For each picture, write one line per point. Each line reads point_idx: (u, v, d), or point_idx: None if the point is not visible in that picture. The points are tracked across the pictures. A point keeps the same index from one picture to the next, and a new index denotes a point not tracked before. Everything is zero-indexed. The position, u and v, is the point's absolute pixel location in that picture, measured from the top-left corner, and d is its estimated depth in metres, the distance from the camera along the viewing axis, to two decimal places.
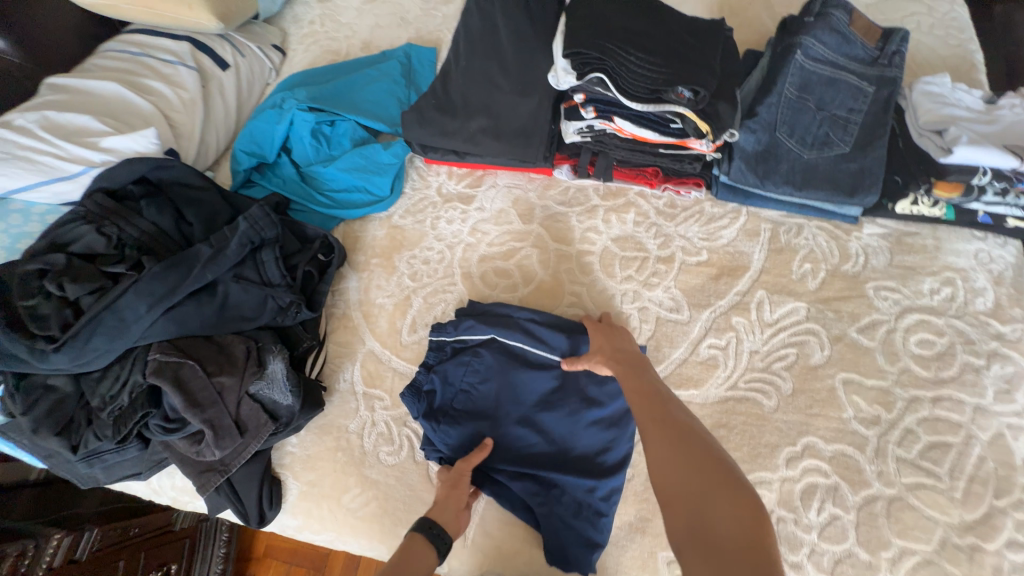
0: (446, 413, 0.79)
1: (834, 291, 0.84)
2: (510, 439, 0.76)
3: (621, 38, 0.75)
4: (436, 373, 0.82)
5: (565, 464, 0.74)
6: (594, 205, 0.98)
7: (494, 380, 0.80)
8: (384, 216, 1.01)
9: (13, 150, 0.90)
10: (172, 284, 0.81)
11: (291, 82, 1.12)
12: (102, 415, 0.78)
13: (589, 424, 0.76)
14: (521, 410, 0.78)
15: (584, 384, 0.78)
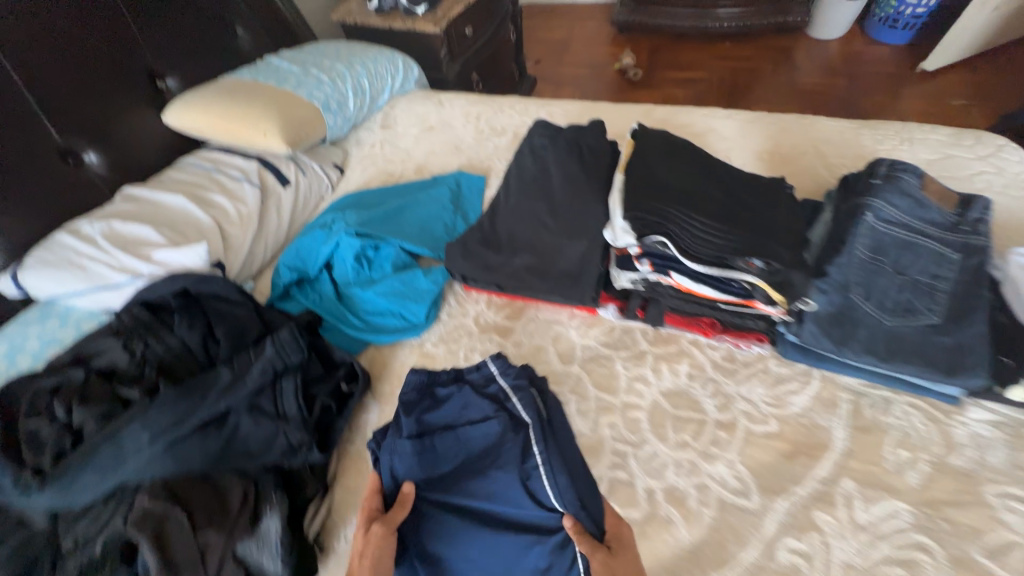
0: (423, 440, 0.74)
1: (944, 492, 0.69)
2: (453, 506, 0.70)
3: (681, 203, 0.74)
4: (457, 395, 0.78)
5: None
6: (642, 350, 0.89)
7: (480, 459, 0.72)
8: (416, 343, 0.96)
9: (74, 258, 0.95)
10: (180, 415, 0.74)
11: (346, 201, 1.16)
12: (67, 567, 0.67)
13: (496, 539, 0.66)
14: (480, 473, 0.71)
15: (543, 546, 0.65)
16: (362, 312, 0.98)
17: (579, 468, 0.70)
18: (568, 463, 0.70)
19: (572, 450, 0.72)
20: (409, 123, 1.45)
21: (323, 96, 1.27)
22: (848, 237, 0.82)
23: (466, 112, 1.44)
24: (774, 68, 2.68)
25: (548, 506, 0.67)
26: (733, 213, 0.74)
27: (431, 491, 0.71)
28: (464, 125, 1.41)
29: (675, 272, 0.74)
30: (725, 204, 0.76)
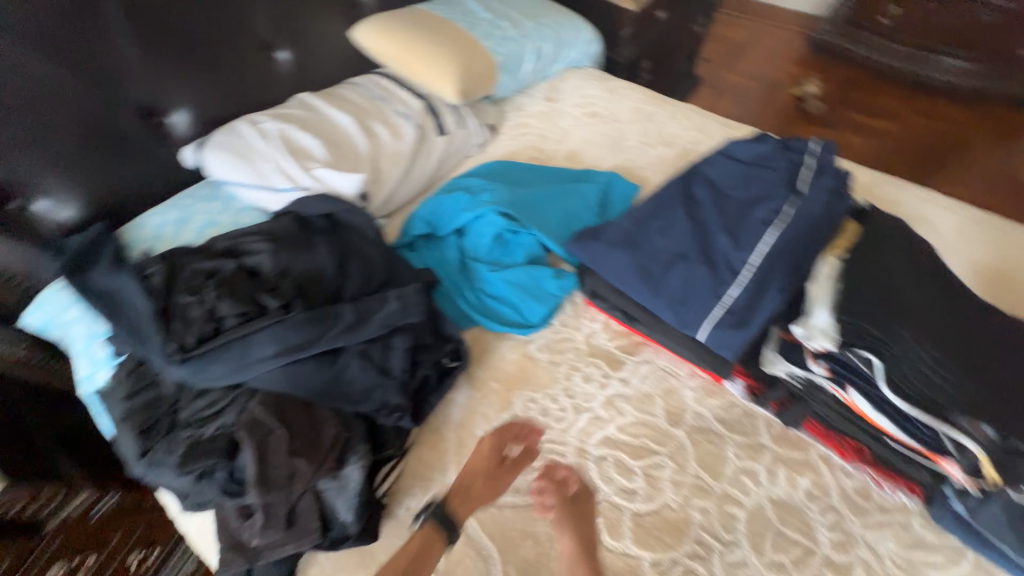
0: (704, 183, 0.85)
1: None
2: (701, 178, 0.86)
3: (903, 324, 0.63)
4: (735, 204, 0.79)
5: (670, 195, 0.86)
6: (761, 443, 0.80)
7: (743, 186, 0.80)
8: (522, 340, 0.92)
9: (250, 151, 1.01)
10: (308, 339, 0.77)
11: (494, 170, 1.13)
12: (180, 438, 0.73)
13: (721, 195, 0.81)
14: (722, 182, 0.83)
15: (732, 258, 0.74)
16: (480, 291, 0.95)
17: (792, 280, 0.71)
18: (786, 249, 0.72)
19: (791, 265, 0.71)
20: (573, 102, 1.37)
21: (506, 54, 1.23)
22: None
23: (636, 109, 1.33)
24: (985, 150, 2.25)
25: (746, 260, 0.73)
26: (963, 354, 0.62)
27: (716, 201, 0.81)
28: (630, 122, 1.30)
29: (854, 390, 0.64)
30: (955, 340, 0.64)
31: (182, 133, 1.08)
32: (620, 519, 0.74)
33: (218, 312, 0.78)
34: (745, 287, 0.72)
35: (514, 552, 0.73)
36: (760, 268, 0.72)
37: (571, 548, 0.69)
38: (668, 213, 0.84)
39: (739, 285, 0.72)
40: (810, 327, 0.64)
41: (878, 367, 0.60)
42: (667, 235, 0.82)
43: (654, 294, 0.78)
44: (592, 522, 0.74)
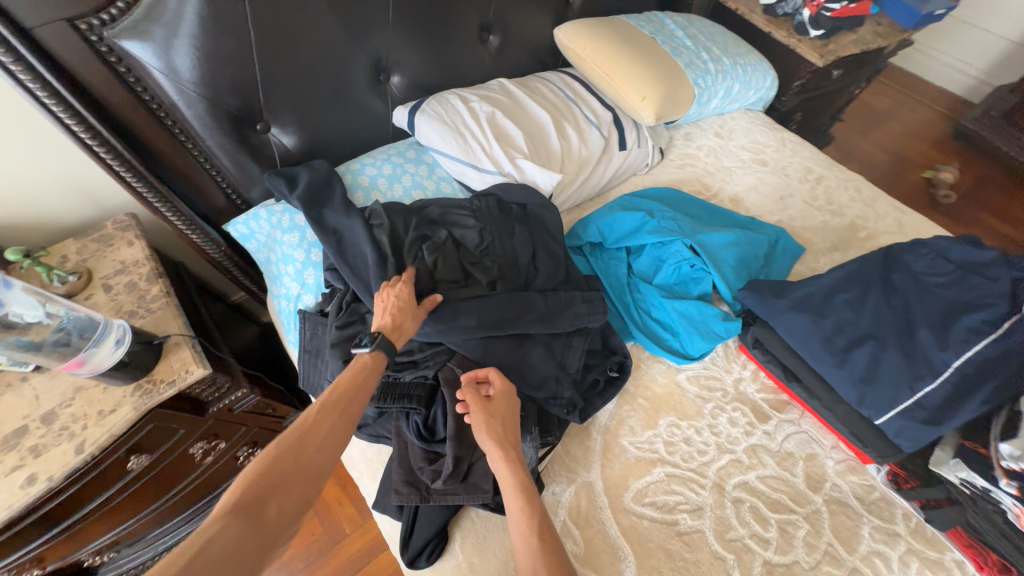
0: (905, 274, 0.87)
1: None
2: (903, 269, 0.88)
3: None
4: (940, 304, 0.81)
5: (867, 275, 0.88)
6: (898, 533, 0.82)
7: (950, 288, 0.82)
8: (673, 368, 0.97)
9: (460, 125, 1.07)
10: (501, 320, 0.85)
11: (677, 201, 1.18)
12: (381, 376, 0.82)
13: (926, 291, 0.83)
14: (926, 278, 0.85)
15: (932, 356, 0.76)
16: (644, 310, 1.01)
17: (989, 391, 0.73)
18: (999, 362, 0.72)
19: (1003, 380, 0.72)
20: (742, 145, 1.37)
21: (702, 86, 1.27)
22: None
23: (806, 167, 1.32)
24: None
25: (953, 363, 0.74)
26: None
27: (917, 296, 0.83)
28: (798, 179, 1.30)
29: None
30: None
31: (395, 92, 1.16)
32: (753, 563, 0.78)
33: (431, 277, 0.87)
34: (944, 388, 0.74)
35: (647, 562, 0.78)
36: (965, 375, 0.73)
37: (491, 446, 0.70)
38: (864, 293, 0.86)
39: (937, 385, 0.74)
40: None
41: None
42: (861, 313, 0.84)
43: (839, 368, 0.81)
44: (724, 558, 0.79)
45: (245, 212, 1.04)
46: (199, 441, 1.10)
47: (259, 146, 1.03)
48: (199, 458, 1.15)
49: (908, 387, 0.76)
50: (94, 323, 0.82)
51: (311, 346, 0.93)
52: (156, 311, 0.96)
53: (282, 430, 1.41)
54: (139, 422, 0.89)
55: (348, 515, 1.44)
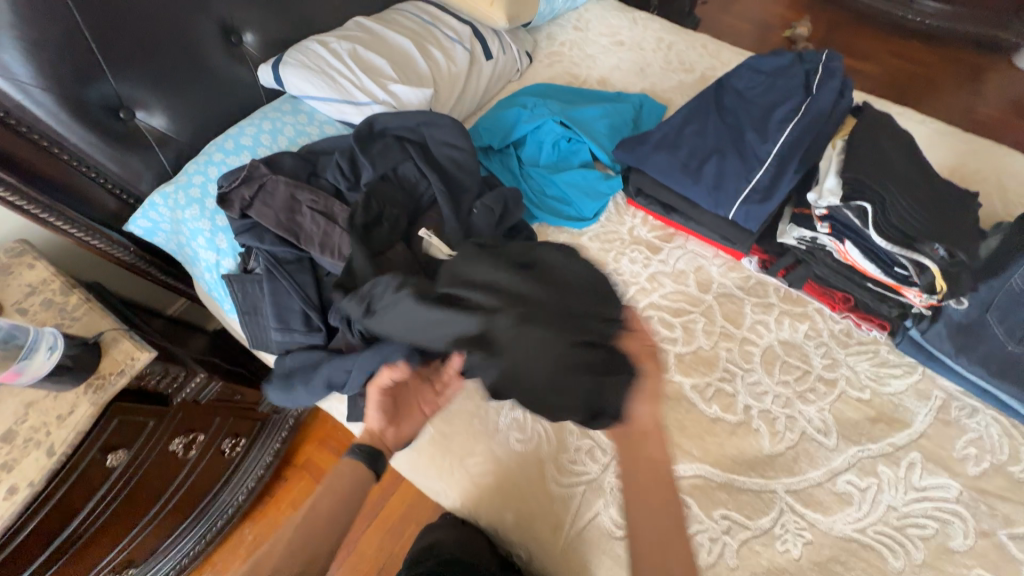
0: (733, 94, 1.02)
1: (995, 488, 0.83)
2: (729, 90, 1.03)
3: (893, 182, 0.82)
4: (759, 108, 0.97)
5: (706, 104, 1.02)
6: (771, 302, 1.01)
7: (763, 96, 0.98)
8: (576, 233, 1.11)
9: (324, 67, 1.10)
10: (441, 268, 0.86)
11: (544, 90, 1.27)
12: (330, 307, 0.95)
13: (748, 104, 0.99)
14: (746, 93, 1.01)
15: (758, 152, 0.93)
16: (540, 192, 1.12)
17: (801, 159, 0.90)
18: (802, 137, 0.91)
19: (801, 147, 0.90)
20: (600, 31, 1.48)
21: None
22: (1014, 262, 0.89)
23: (658, 38, 1.45)
24: (956, 84, 2.44)
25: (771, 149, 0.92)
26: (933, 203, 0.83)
27: (740, 108, 1.00)
28: (653, 49, 1.43)
29: (849, 241, 0.85)
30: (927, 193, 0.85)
31: (253, 53, 1.16)
32: (666, 358, 0.96)
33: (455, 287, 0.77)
34: (771, 170, 0.90)
35: None
36: (781, 155, 0.91)
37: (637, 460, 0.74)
38: (702, 119, 1.01)
39: (765, 172, 0.91)
40: (821, 191, 0.84)
41: (867, 210, 0.80)
42: (704, 136, 0.99)
43: (695, 182, 0.96)
44: None
45: (140, 208, 1.04)
46: (176, 436, 1.14)
47: (129, 136, 1.02)
48: (182, 455, 1.19)
49: (743, 179, 0.92)
50: (23, 331, 0.85)
51: (244, 306, 0.99)
52: (82, 316, 0.98)
53: (261, 417, 1.47)
54: (102, 418, 0.94)
55: None
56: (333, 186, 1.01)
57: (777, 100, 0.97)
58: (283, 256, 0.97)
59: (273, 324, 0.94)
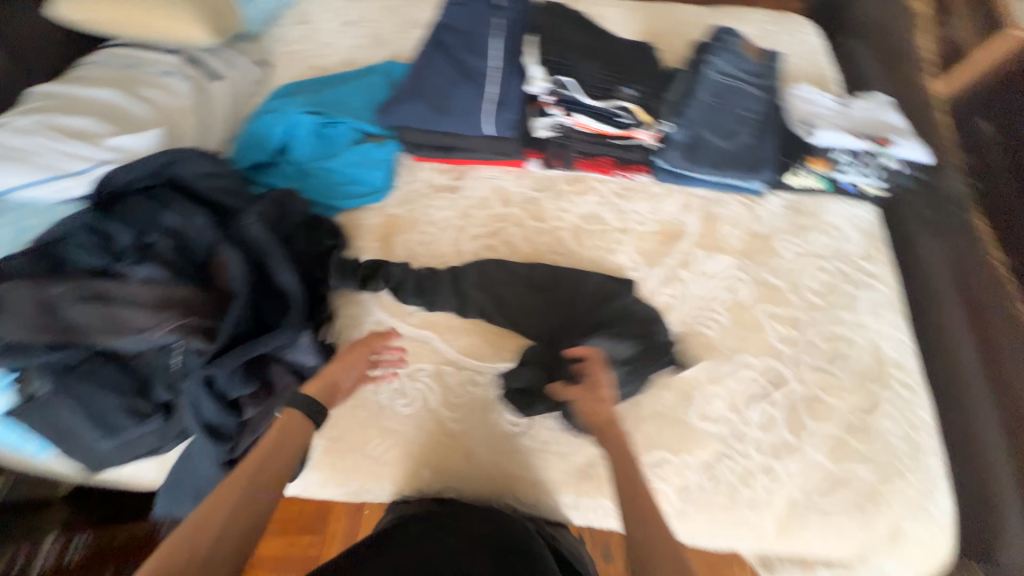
0: (448, 32, 1.12)
1: (752, 247, 1.08)
2: (443, 29, 1.13)
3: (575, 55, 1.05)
4: (472, 41, 1.12)
5: (430, 48, 1.12)
6: (562, 189, 1.16)
7: (469, 28, 1.13)
8: (380, 206, 1.14)
9: (16, 150, 0.95)
10: (273, 250, 0.88)
11: (283, 91, 1.21)
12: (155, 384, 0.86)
13: (462, 38, 1.13)
14: (456, 30, 1.13)
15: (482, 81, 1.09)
16: (326, 184, 1.11)
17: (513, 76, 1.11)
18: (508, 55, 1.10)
19: (512, 63, 1.11)
20: (325, 18, 1.47)
21: None
22: (698, 85, 1.14)
23: (381, 6, 1.50)
24: None
25: (489, 73, 1.09)
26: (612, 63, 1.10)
27: (455, 43, 1.12)
28: (381, 19, 1.48)
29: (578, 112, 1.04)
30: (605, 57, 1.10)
31: None
32: None
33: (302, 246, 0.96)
34: (497, 84, 1.07)
35: (442, 327, 1.01)
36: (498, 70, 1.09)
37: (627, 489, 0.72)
38: (431, 62, 1.11)
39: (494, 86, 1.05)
40: (535, 82, 1.04)
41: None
42: (440, 77, 1.09)
43: (448, 118, 1.08)
44: None
45: None
46: None
47: None
48: None
49: (481, 101, 1.08)
50: None
51: (51, 436, 0.85)
52: None
53: None
54: None
55: (304, 544, 1.41)
56: (89, 264, 0.89)
57: (478, 28, 1.13)
58: (67, 360, 0.84)
59: (95, 435, 0.83)
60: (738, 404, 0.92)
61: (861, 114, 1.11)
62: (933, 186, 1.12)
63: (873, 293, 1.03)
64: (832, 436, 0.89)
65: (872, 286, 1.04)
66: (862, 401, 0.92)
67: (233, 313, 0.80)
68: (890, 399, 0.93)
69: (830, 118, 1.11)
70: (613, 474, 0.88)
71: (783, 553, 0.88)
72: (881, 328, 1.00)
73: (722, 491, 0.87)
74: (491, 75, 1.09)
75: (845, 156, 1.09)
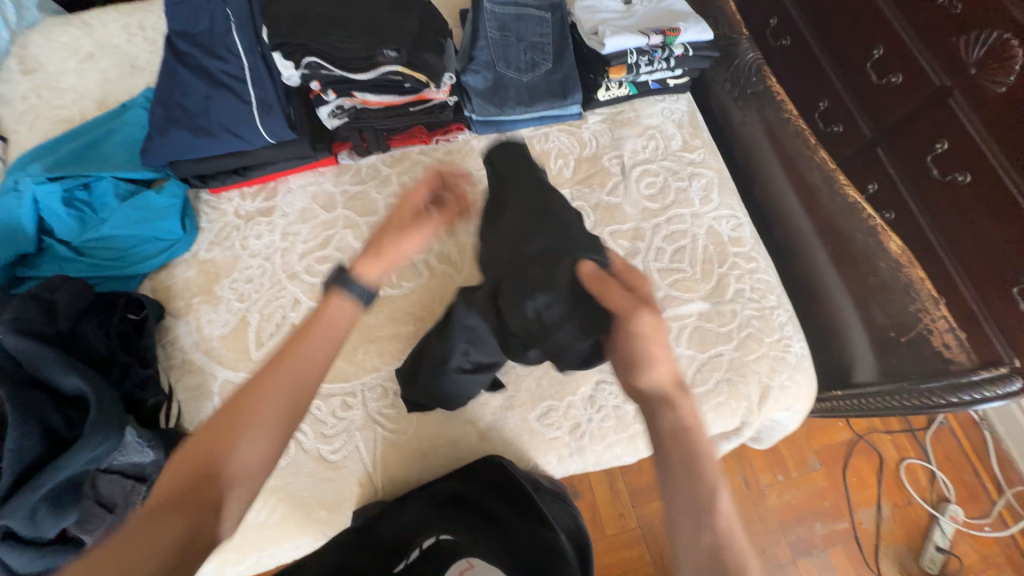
0: (183, 39, 0.97)
1: (584, 172, 1.08)
2: (178, 37, 0.97)
3: (319, 24, 0.87)
4: (214, 40, 0.96)
5: (171, 64, 0.96)
6: (385, 174, 1.08)
7: (207, 25, 0.97)
8: (190, 256, 1.01)
9: None
10: (42, 356, 0.75)
11: (17, 162, 1.02)
12: None
13: (202, 41, 0.97)
14: (191, 33, 0.97)
15: (241, 88, 0.95)
16: (111, 253, 0.96)
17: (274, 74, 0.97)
18: (254, 42, 0.96)
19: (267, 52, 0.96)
20: (57, 57, 1.23)
21: None
22: (480, 22, 1.06)
23: (124, 26, 1.27)
24: None
25: (245, 73, 0.95)
26: (364, 19, 0.89)
27: (193, 48, 0.96)
28: (128, 41, 1.26)
29: (356, 91, 0.93)
30: (357, 11, 0.90)
31: None
32: None
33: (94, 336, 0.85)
34: (257, 85, 0.94)
35: None
36: (252, 66, 0.95)
37: None
38: (174, 81, 0.95)
39: (252, 89, 0.94)
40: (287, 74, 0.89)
41: (315, 61, 0.87)
42: (192, 94, 0.95)
43: (216, 139, 0.94)
44: None
45: None
46: None
47: None
48: None
49: (245, 108, 0.94)
50: None
51: None
52: None
53: None
54: None
55: None
56: None
57: (211, 22, 0.97)
58: None
59: None
60: None
61: (647, 9, 1.10)
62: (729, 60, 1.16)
63: (702, 180, 1.07)
64: (693, 327, 0.94)
65: (699, 174, 1.07)
66: (713, 286, 0.97)
67: (10, 442, 0.69)
68: (736, 275, 0.98)
69: (616, 22, 1.07)
70: (509, 439, 0.89)
71: (681, 443, 0.94)
72: (716, 211, 1.04)
73: (610, 415, 0.90)
74: (248, 75, 0.95)
75: (640, 57, 1.04)
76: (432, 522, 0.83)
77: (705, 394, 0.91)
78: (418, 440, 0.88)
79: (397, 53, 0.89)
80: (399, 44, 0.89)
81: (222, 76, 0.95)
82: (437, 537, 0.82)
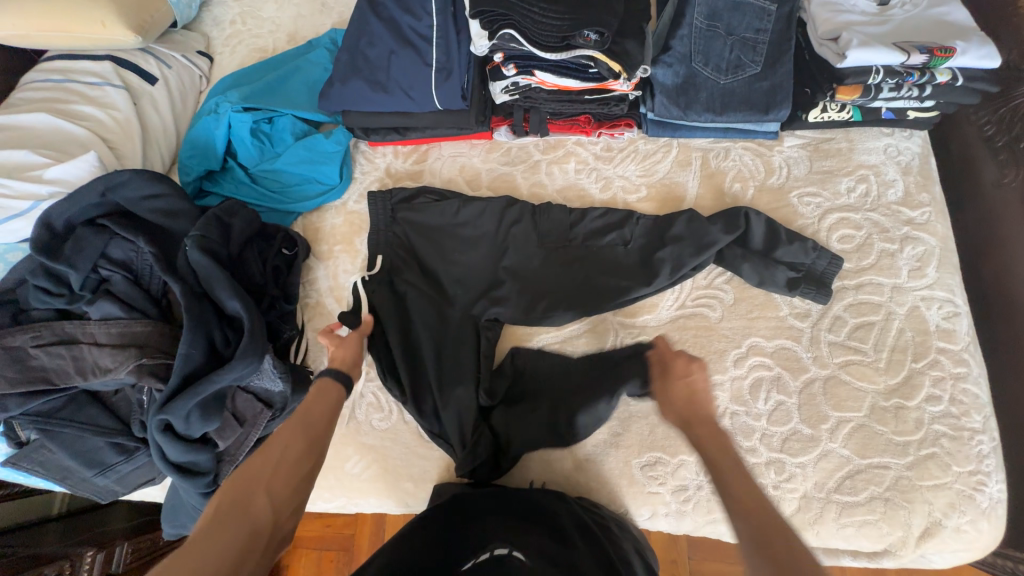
0: None
1: (764, 205, 0.91)
2: None
3: None
4: None
5: (365, 13, 0.99)
6: (536, 160, 1.01)
7: None
8: (340, 203, 1.05)
9: None
10: (215, 275, 0.83)
11: (219, 85, 1.12)
12: (134, 419, 0.88)
13: None
14: None
15: (428, 52, 0.94)
16: (278, 186, 1.03)
17: (456, 37, 0.95)
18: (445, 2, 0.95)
19: (458, 13, 0.95)
20: None
21: None
22: (688, 6, 0.92)
23: None
24: None
25: (434, 33, 0.95)
26: None
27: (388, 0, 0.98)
28: None
29: (537, 70, 0.88)
30: None
31: None
32: None
33: (255, 262, 0.93)
34: (441, 48, 0.94)
35: None
36: (439, 28, 0.95)
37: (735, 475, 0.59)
38: (365, 30, 0.98)
39: (435, 51, 0.94)
40: (475, 43, 0.87)
41: (512, 33, 0.82)
42: (379, 47, 0.96)
43: (391, 97, 0.95)
44: None
45: None
46: None
47: None
48: None
49: (425, 69, 0.94)
50: None
51: (54, 476, 0.89)
52: None
53: None
54: None
55: (338, 526, 1.38)
56: (50, 309, 0.87)
57: None
58: (47, 407, 0.86)
59: (90, 472, 0.88)
60: (744, 396, 0.81)
61: (909, 16, 0.86)
62: (1002, 100, 0.89)
63: (918, 247, 0.85)
64: (857, 424, 0.78)
65: (916, 238, 0.86)
66: (898, 383, 0.79)
67: (182, 349, 0.78)
68: (934, 377, 0.79)
69: (864, 28, 0.86)
70: (605, 478, 0.82)
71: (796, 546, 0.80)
72: (927, 291, 0.83)
73: None
74: (436, 36, 0.94)
75: (888, 78, 0.83)
76: (494, 530, 0.68)
77: (851, 506, 0.75)
78: (530, 271, 0.91)
79: (599, 36, 0.82)
80: (603, 26, 0.81)
81: (411, 32, 0.96)
82: (511, 549, 0.65)
